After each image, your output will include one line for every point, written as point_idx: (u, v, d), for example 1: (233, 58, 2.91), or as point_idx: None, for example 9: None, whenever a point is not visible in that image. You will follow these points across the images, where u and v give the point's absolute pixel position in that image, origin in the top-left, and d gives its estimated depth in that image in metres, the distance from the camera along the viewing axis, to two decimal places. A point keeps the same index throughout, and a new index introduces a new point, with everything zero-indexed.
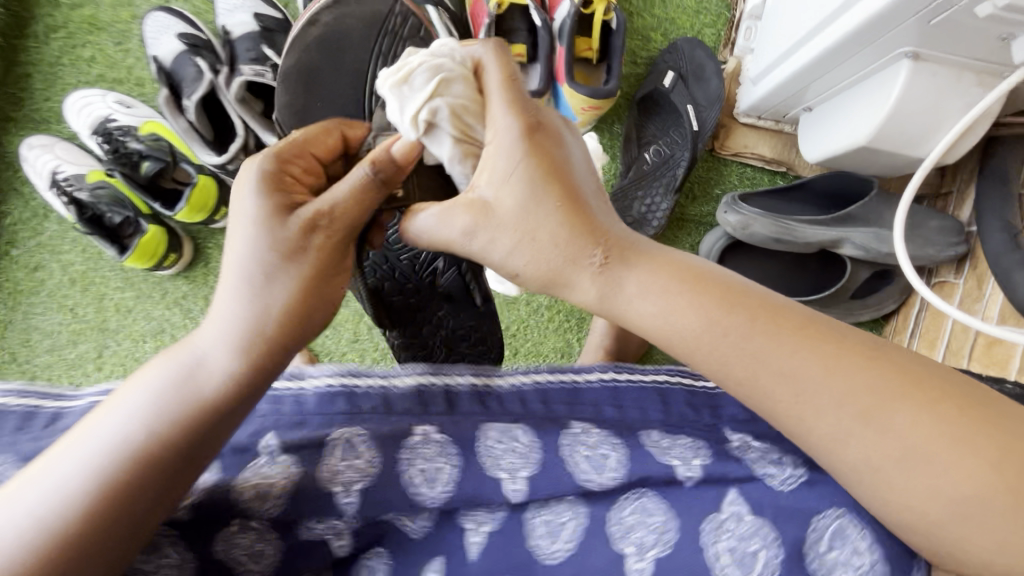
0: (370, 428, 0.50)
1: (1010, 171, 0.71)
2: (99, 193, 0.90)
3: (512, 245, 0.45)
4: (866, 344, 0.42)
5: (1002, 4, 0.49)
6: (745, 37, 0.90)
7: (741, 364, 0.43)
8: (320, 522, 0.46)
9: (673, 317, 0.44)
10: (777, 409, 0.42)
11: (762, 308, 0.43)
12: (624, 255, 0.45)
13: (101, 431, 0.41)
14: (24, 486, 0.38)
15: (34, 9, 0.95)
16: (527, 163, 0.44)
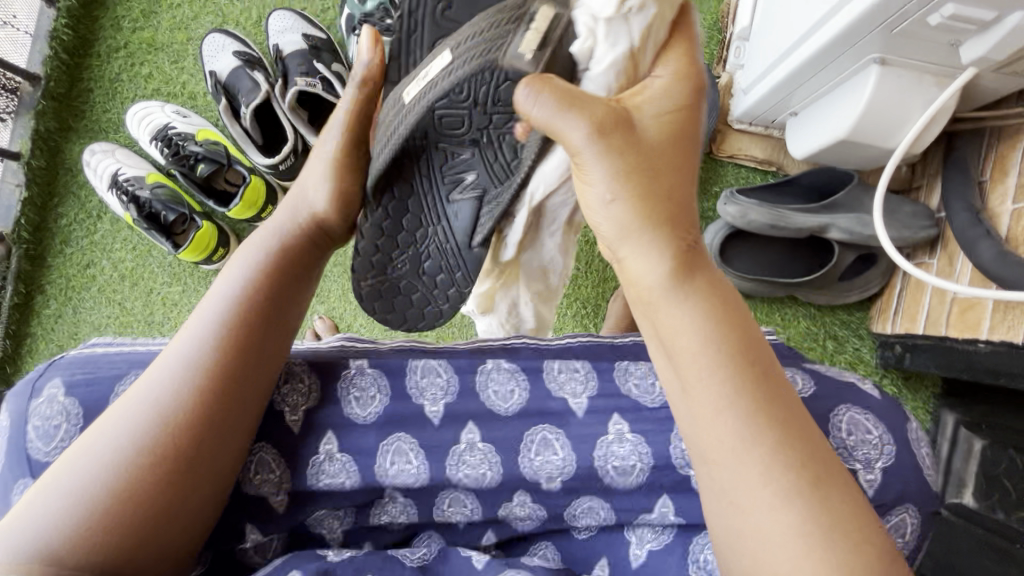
0: (448, 359, 0.61)
1: (969, 160, 0.82)
2: (158, 192, 0.98)
3: (614, 174, 0.46)
4: (826, 442, 0.46)
5: (949, 14, 0.60)
6: (735, 54, 1.03)
7: (712, 334, 0.46)
8: (415, 426, 0.57)
9: (698, 312, 0.47)
10: (716, 378, 0.45)
11: (770, 363, 0.47)
12: (693, 261, 0.48)
13: (194, 339, 0.51)
14: (143, 386, 0.49)
15: (98, 32, 1.06)
16: (679, 118, 0.47)
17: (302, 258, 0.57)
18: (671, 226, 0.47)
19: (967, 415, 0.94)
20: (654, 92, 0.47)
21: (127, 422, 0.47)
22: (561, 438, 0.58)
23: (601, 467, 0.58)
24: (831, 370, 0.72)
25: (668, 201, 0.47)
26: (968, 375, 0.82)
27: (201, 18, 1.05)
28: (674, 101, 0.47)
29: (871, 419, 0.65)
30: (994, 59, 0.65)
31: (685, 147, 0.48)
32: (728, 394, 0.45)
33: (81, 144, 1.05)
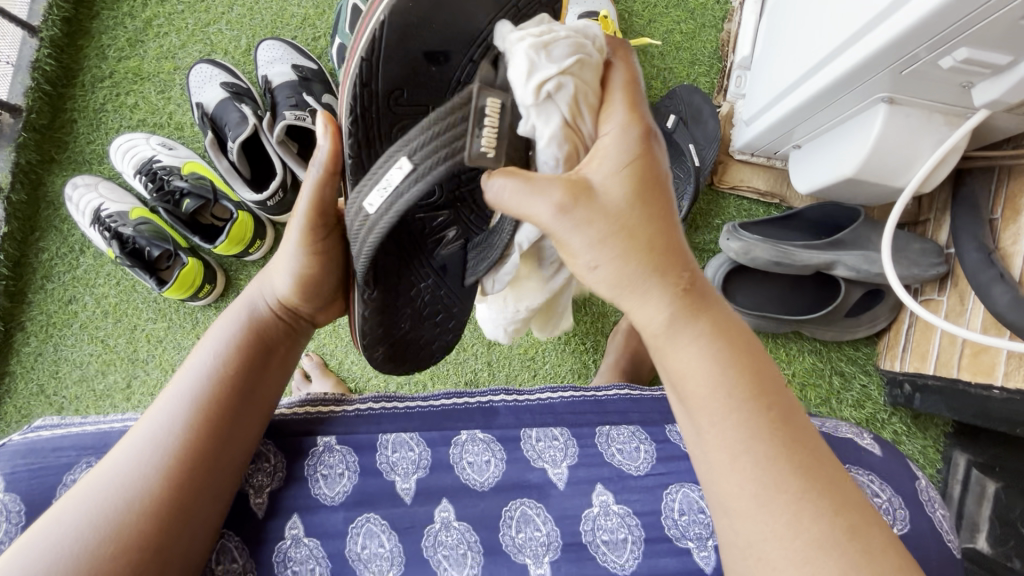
0: (421, 433, 0.66)
1: (979, 199, 0.80)
2: (141, 229, 0.96)
3: (594, 238, 0.42)
4: (855, 491, 0.42)
5: (962, 58, 0.58)
6: (735, 84, 1.01)
7: (725, 383, 0.42)
8: (384, 504, 0.61)
9: (707, 358, 0.42)
10: (730, 430, 0.41)
11: (785, 405, 0.43)
12: (696, 305, 0.43)
13: (150, 424, 0.52)
14: (95, 477, 0.49)
15: (83, 61, 1.03)
16: (639, 164, 0.43)
17: (274, 343, 0.59)
18: (668, 259, 0.43)
19: (979, 455, 0.90)
20: (606, 140, 0.43)
21: (105, 489, 0.48)
22: (543, 513, 0.62)
23: (590, 544, 0.61)
24: (827, 424, 0.68)
25: (658, 233, 0.43)
26: (982, 421, 0.80)
27: (189, 47, 1.03)
28: (630, 141, 0.43)
29: (875, 481, 0.62)
30: (1008, 102, 0.63)
31: (658, 176, 0.44)
32: (743, 447, 0.41)
33: (64, 176, 1.02)
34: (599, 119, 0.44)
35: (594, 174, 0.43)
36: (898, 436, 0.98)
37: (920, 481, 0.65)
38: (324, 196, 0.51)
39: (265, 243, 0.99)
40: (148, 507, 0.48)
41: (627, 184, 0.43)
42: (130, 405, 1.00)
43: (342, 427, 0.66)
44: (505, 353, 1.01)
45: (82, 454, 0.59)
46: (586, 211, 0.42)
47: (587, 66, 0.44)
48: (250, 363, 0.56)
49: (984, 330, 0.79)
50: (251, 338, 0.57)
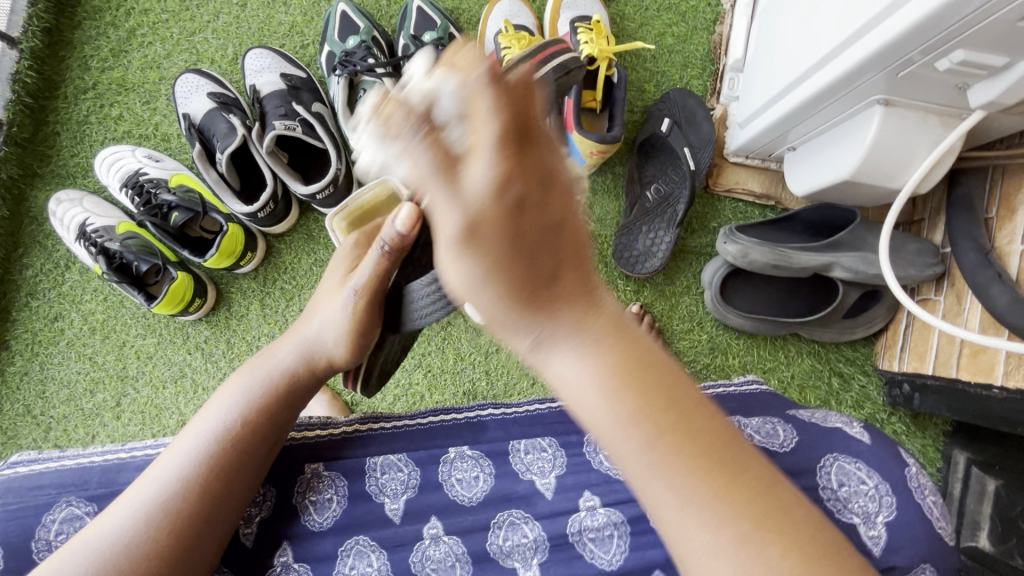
0: (408, 452, 0.65)
1: (975, 199, 0.80)
2: (128, 243, 0.94)
3: (465, 270, 0.34)
4: (759, 484, 0.36)
5: (959, 60, 0.58)
6: (728, 86, 1.00)
7: (616, 409, 0.36)
8: (374, 527, 0.60)
9: (591, 379, 0.36)
10: (632, 455, 0.36)
11: (672, 406, 0.36)
12: (559, 318, 0.36)
13: (166, 467, 0.53)
14: (117, 507, 0.52)
15: (65, 73, 1.01)
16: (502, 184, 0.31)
17: (303, 389, 0.60)
18: (556, 272, 0.35)
19: (979, 454, 0.90)
20: (472, 181, 0.30)
21: (116, 527, 0.50)
22: (530, 521, 0.61)
23: (577, 543, 0.60)
24: (815, 415, 0.67)
25: (525, 243, 0.33)
26: (983, 420, 0.80)
27: (175, 57, 1.01)
28: (500, 160, 0.30)
29: (862, 468, 0.59)
30: (1005, 103, 0.63)
31: (555, 167, 0.32)
32: (647, 469, 0.35)
33: (47, 190, 1.00)
34: (467, 161, 0.30)
35: (450, 230, 0.32)
36: (898, 435, 0.98)
37: (910, 466, 0.61)
38: (385, 271, 0.56)
39: (256, 255, 0.97)
40: (152, 548, 0.50)
41: (495, 202, 0.31)
42: (120, 424, 0.97)
43: (334, 450, 0.65)
44: (503, 362, 1.00)
45: (64, 492, 0.57)
46: (475, 249, 0.33)
47: (466, 92, 0.28)
48: (274, 410, 0.58)
49: (983, 330, 0.79)
50: (278, 387, 0.58)
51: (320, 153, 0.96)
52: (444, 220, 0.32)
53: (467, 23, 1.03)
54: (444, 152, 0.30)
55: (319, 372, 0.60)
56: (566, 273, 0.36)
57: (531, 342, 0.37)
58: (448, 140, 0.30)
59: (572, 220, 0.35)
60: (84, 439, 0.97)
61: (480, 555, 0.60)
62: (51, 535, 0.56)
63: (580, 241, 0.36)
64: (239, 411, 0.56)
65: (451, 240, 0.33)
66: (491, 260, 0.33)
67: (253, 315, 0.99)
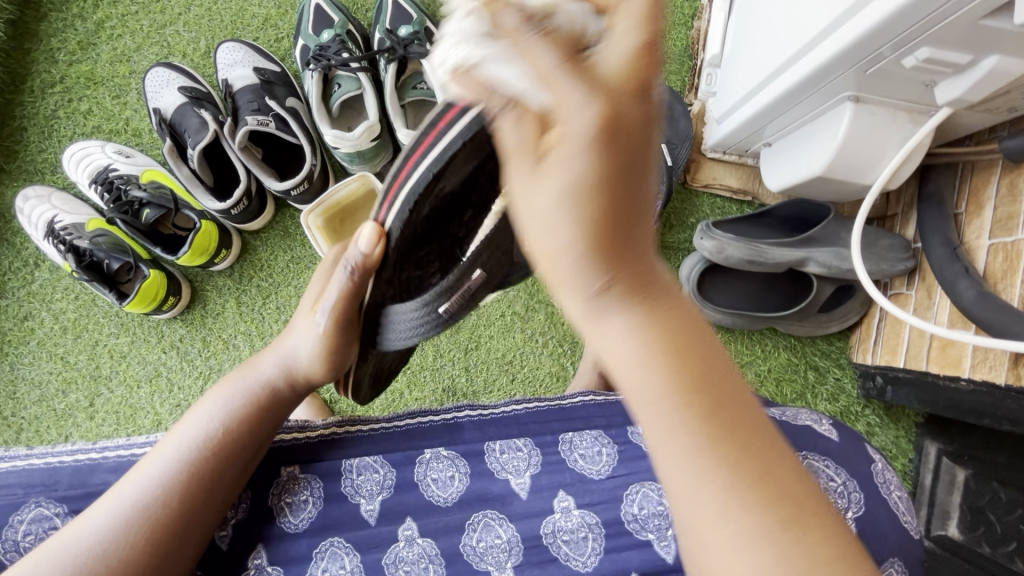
0: (384, 453, 0.64)
1: (945, 194, 0.81)
2: (99, 241, 0.92)
3: (554, 199, 0.34)
4: (792, 472, 0.35)
5: (924, 57, 0.59)
6: (706, 81, 1.01)
7: (667, 376, 0.35)
8: (349, 528, 0.60)
9: (643, 337, 0.36)
10: (683, 420, 0.35)
11: (723, 377, 0.36)
12: (628, 276, 0.36)
13: (151, 469, 0.53)
14: (92, 511, 0.51)
15: (31, 66, 0.98)
16: (611, 119, 0.32)
17: (285, 403, 0.61)
18: (632, 234, 0.36)
19: (949, 444, 0.91)
20: (602, 74, 0.32)
21: (90, 531, 0.49)
22: (504, 522, 0.61)
23: (551, 545, 0.61)
24: (787, 413, 0.65)
25: (611, 186, 0.34)
26: (952, 412, 0.81)
27: (145, 50, 0.99)
28: (627, 66, 0.32)
29: (830, 466, 0.59)
30: (971, 100, 0.64)
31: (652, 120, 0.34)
32: (698, 441, 0.34)
33: (14, 187, 0.98)
34: (597, 61, 0.32)
35: (575, 123, 0.32)
36: (871, 428, 1.00)
37: (877, 463, 0.62)
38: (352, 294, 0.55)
39: (230, 253, 0.96)
40: (130, 555, 0.49)
41: (611, 109, 0.32)
42: (94, 424, 0.96)
43: (308, 454, 0.63)
44: (482, 358, 1.00)
45: (31, 492, 0.56)
46: (563, 176, 0.33)
47: (621, 2, 0.32)
48: (260, 417, 0.58)
49: (951, 324, 0.80)
50: (260, 399, 0.59)
51: (295, 149, 0.95)
52: (565, 112, 0.32)
53: (443, 16, 1.02)
54: (562, 47, 0.31)
55: (300, 387, 0.61)
56: (639, 240, 0.36)
57: (594, 291, 0.36)
58: (565, 45, 0.32)
59: (648, 183, 0.35)
60: (58, 440, 0.96)
61: (454, 555, 0.60)
62: (18, 535, 0.56)
63: (648, 213, 0.36)
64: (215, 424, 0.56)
65: (557, 138, 0.33)
66: (594, 184, 0.33)
67: (229, 313, 0.98)
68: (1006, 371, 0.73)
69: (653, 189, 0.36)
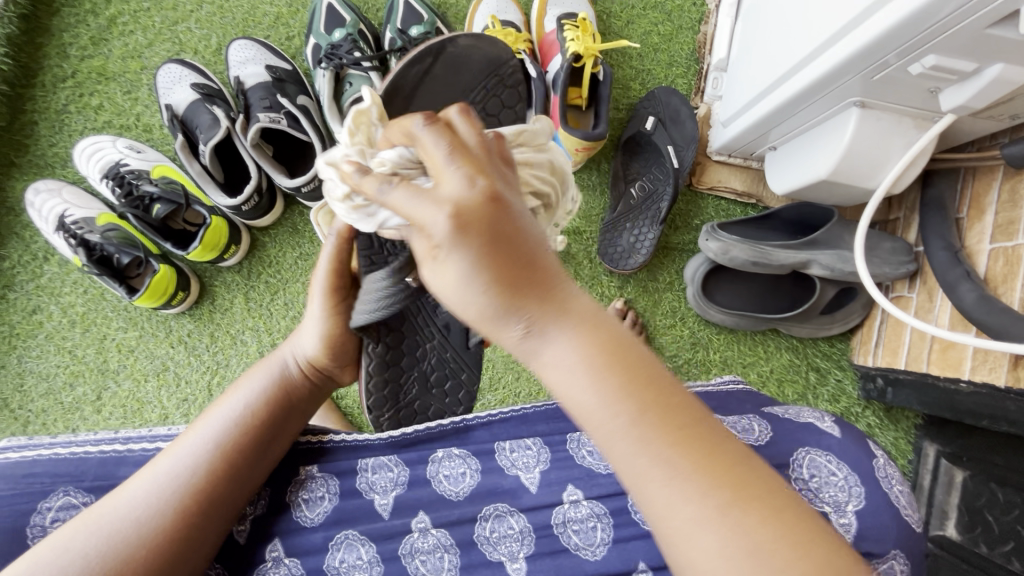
0: (400, 453, 0.65)
1: (946, 199, 0.82)
2: (110, 235, 0.93)
3: (465, 273, 0.35)
4: (732, 455, 0.38)
5: (931, 65, 0.60)
6: (712, 85, 1.03)
7: (601, 390, 0.37)
8: (364, 522, 0.61)
9: (580, 359, 0.37)
10: (620, 434, 0.37)
11: (651, 389, 0.38)
12: (548, 311, 0.37)
13: (181, 452, 0.54)
14: (117, 498, 0.51)
15: (43, 61, 0.99)
16: (483, 203, 0.35)
17: (300, 399, 0.61)
18: (532, 273, 0.36)
19: (948, 446, 0.93)
20: (445, 188, 0.35)
21: (118, 515, 0.50)
22: (515, 513, 0.62)
23: (562, 535, 0.62)
24: (789, 411, 0.68)
25: (502, 255, 0.35)
26: (951, 413, 0.83)
27: (156, 46, 0.99)
28: (463, 168, 0.35)
29: (832, 461, 0.61)
30: (975, 107, 0.65)
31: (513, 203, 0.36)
32: (634, 444, 0.37)
33: (25, 180, 0.98)
34: (435, 178, 0.36)
35: (436, 231, 0.34)
36: (872, 429, 1.01)
37: (878, 457, 0.63)
38: (341, 260, 0.59)
39: (240, 248, 0.96)
40: (160, 539, 0.50)
41: (471, 203, 0.34)
42: (101, 418, 0.96)
43: (324, 454, 0.65)
44: (489, 356, 1.01)
45: (60, 482, 0.57)
46: (462, 248, 0.34)
47: (415, 138, 0.37)
48: (277, 412, 0.59)
49: (952, 326, 0.81)
50: (279, 385, 0.60)
51: (306, 146, 0.96)
52: (428, 225, 0.35)
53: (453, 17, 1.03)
54: (453, 138, 0.36)
55: (307, 377, 0.62)
56: (539, 268, 0.37)
57: (521, 331, 0.37)
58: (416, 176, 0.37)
59: (537, 232, 0.37)
60: (64, 433, 0.96)
61: (467, 543, 0.61)
62: (47, 522, 0.56)
63: (541, 251, 0.37)
64: (225, 428, 0.55)
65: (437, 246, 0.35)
66: (479, 258, 0.35)
67: (237, 308, 0.98)
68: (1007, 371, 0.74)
69: (534, 226, 0.38)
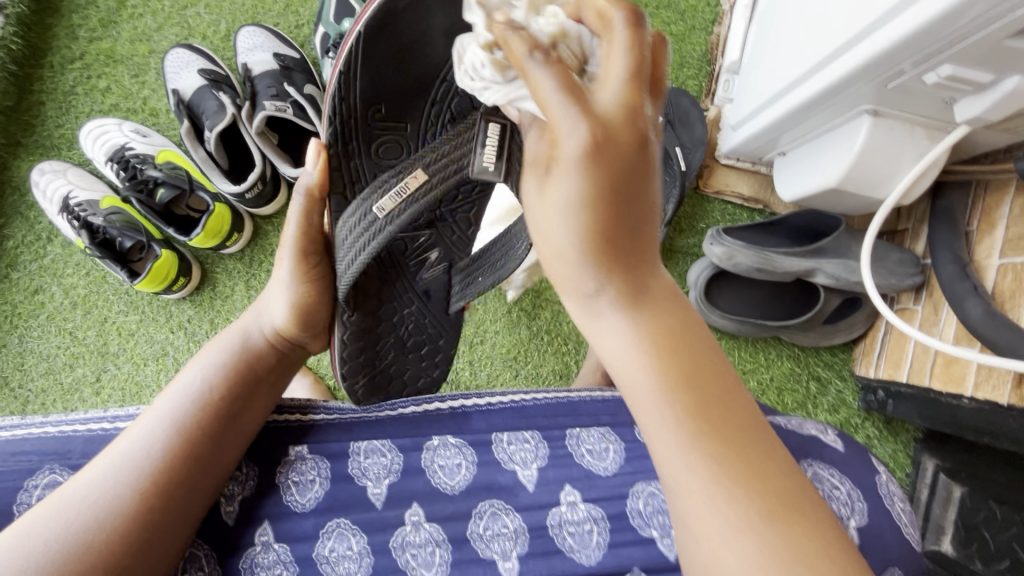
0: (393, 438, 0.65)
1: (957, 214, 0.81)
2: (113, 219, 0.93)
3: (564, 202, 0.38)
4: (784, 480, 0.38)
5: (946, 75, 0.59)
6: (723, 88, 1.00)
7: (660, 376, 0.40)
8: (357, 510, 0.61)
9: (642, 339, 0.40)
10: (669, 417, 0.39)
11: (715, 382, 0.40)
12: (625, 287, 0.41)
13: (141, 430, 0.54)
14: (85, 473, 0.51)
15: (53, 41, 0.99)
16: (620, 133, 0.36)
17: (264, 371, 0.61)
18: (626, 244, 0.40)
19: (946, 460, 0.92)
20: (602, 102, 0.36)
21: (83, 497, 0.50)
22: (510, 512, 0.62)
23: (556, 536, 0.62)
24: (791, 420, 0.66)
25: (603, 199, 0.38)
26: (953, 428, 0.82)
27: (165, 30, 0.99)
28: (626, 90, 0.36)
29: (835, 475, 0.60)
30: (990, 119, 0.63)
31: (642, 147, 0.37)
32: (686, 437, 0.38)
33: (30, 160, 0.98)
34: (597, 88, 0.37)
35: (568, 143, 0.36)
36: (870, 440, 1.00)
37: (881, 474, 0.63)
38: (311, 223, 0.57)
39: (242, 236, 0.96)
40: (125, 518, 0.50)
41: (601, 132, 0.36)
42: (100, 400, 0.97)
43: (316, 438, 0.64)
44: (487, 353, 1.01)
45: (47, 458, 0.57)
46: (581, 168, 0.37)
47: (607, 30, 0.37)
48: (238, 391, 0.58)
49: (956, 341, 0.80)
50: (245, 356, 0.60)
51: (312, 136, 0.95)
52: (562, 133, 0.36)
53: None
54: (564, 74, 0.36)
55: (275, 345, 0.62)
56: (636, 244, 0.41)
57: (593, 289, 0.41)
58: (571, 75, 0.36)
59: (648, 202, 0.40)
60: (63, 414, 0.96)
61: (459, 540, 0.61)
62: (34, 498, 0.56)
63: (645, 217, 0.40)
64: (183, 410, 0.55)
65: (556, 157, 0.37)
66: (581, 185, 0.37)
67: (237, 295, 0.98)
68: (1010, 390, 0.73)
69: (653, 192, 0.40)
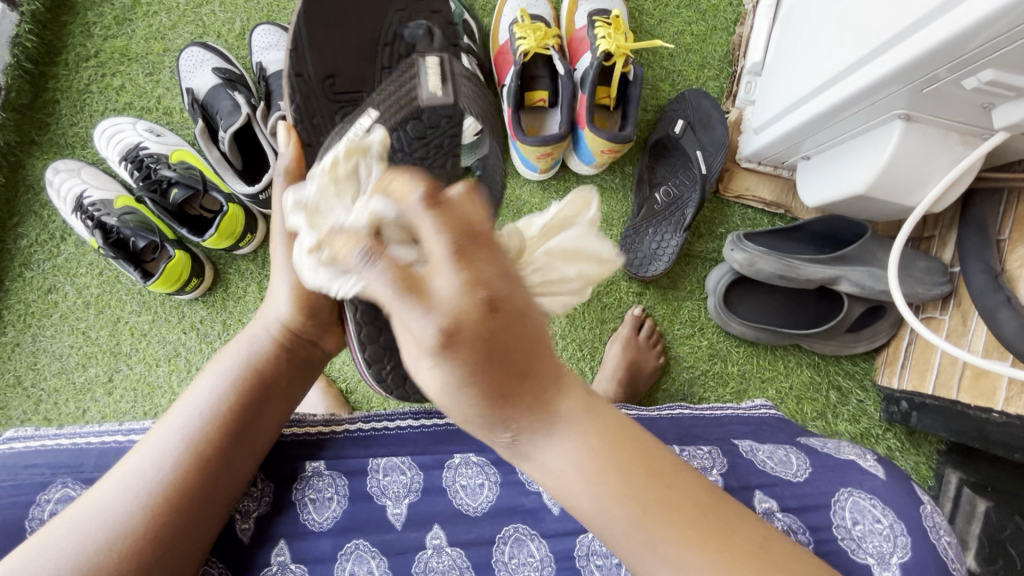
0: (414, 456, 0.64)
1: (989, 222, 0.79)
2: (126, 218, 0.92)
3: (450, 385, 0.38)
4: (749, 542, 0.40)
5: (987, 80, 0.56)
6: (745, 90, 0.99)
7: (598, 491, 0.40)
8: (371, 532, 0.60)
9: (575, 462, 0.40)
10: (621, 528, 0.40)
11: (652, 468, 0.41)
12: (533, 427, 0.40)
13: (156, 442, 0.53)
14: (104, 484, 0.51)
15: (67, 39, 0.98)
16: (468, 305, 0.36)
17: (274, 374, 0.59)
18: (525, 379, 0.40)
19: (972, 474, 0.89)
20: (439, 289, 0.35)
21: (102, 508, 0.49)
22: (536, 538, 0.61)
23: (584, 568, 0.60)
24: (829, 446, 0.67)
25: (488, 363, 0.38)
26: (980, 443, 0.80)
27: (180, 28, 0.98)
28: (458, 272, 0.35)
29: (876, 505, 0.60)
30: None
31: (499, 297, 0.37)
32: (642, 533, 0.40)
33: (44, 159, 0.98)
34: (428, 270, 0.36)
35: (423, 335, 0.36)
36: (891, 452, 0.98)
37: (924, 504, 0.61)
38: None
39: (255, 237, 0.95)
40: (141, 529, 0.49)
41: (471, 307, 0.36)
42: (112, 401, 0.96)
43: (336, 455, 0.64)
44: None
45: (59, 473, 0.57)
46: (451, 352, 0.36)
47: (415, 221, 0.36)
48: (248, 401, 0.56)
49: (986, 354, 0.78)
50: (254, 364, 0.58)
51: None
52: (416, 330, 0.36)
53: (481, 8, 1.01)
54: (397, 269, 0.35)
55: (285, 347, 0.60)
56: (538, 372, 0.40)
57: (510, 438, 0.41)
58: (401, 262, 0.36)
59: (531, 328, 0.39)
60: (75, 414, 0.96)
61: (483, 567, 0.59)
62: (45, 515, 0.56)
63: (530, 342, 0.39)
64: (197, 422, 0.54)
65: (421, 346, 0.36)
66: (457, 367, 0.37)
67: (250, 297, 0.98)
68: None
69: (530, 322, 0.39)
